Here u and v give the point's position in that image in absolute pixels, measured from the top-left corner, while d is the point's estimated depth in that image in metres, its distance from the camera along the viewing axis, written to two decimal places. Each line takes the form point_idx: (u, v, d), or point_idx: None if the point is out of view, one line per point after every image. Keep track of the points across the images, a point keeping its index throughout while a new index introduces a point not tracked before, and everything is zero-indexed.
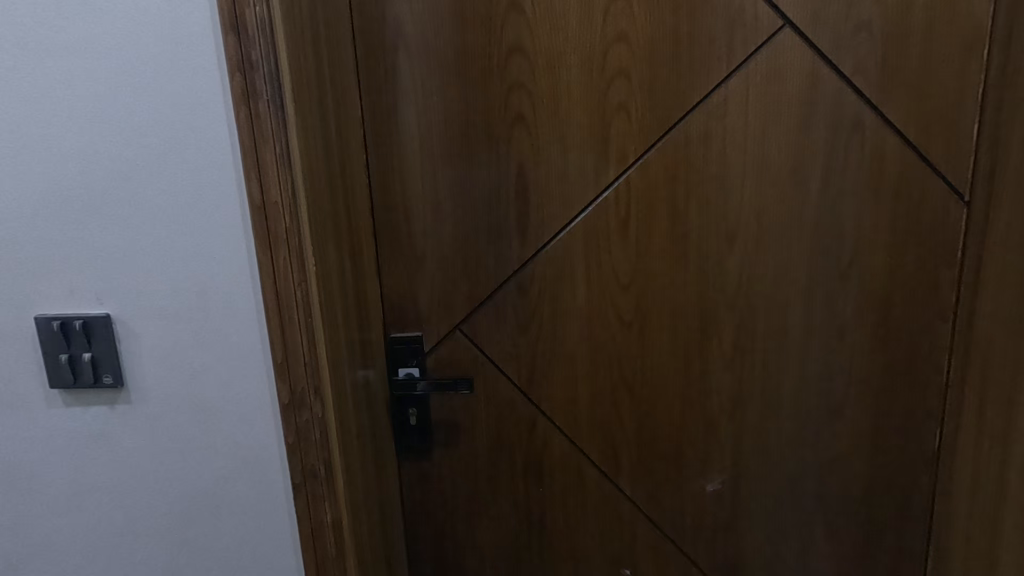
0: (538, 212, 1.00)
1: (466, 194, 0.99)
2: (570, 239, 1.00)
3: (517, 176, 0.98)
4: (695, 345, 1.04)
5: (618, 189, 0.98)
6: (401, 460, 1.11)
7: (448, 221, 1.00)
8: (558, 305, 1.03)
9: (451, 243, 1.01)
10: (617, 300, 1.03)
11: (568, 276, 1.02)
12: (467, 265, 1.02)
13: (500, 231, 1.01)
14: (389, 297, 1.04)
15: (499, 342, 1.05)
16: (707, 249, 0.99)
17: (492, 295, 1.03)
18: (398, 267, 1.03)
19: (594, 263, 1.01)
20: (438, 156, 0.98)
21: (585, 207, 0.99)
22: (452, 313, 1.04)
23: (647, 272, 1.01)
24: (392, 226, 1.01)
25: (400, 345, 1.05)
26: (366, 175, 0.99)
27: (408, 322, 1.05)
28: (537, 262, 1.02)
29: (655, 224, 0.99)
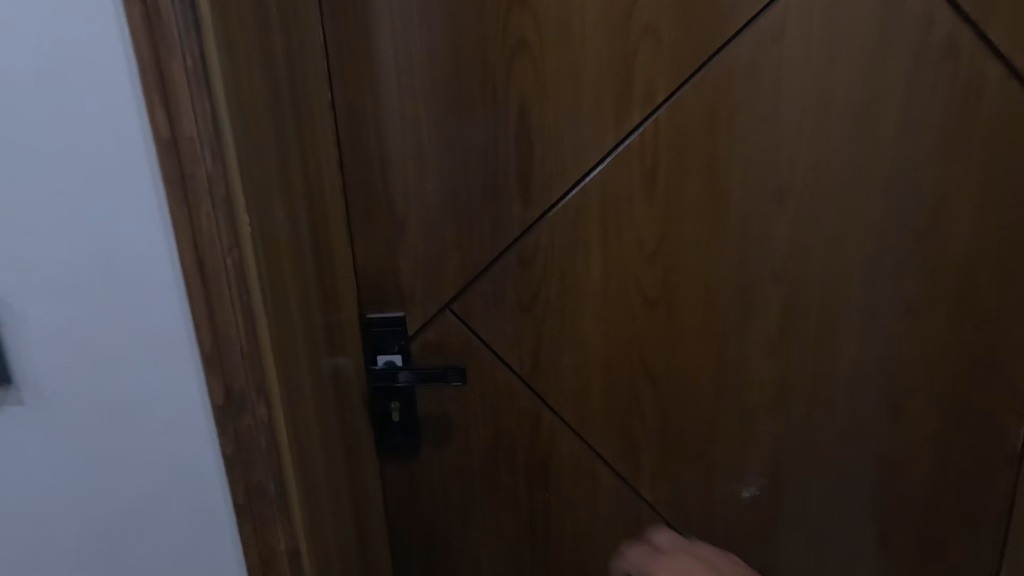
0: (545, 165, 0.81)
1: (457, 143, 0.80)
2: (583, 199, 0.82)
3: (519, 119, 0.79)
4: (732, 327, 0.86)
5: (643, 136, 0.79)
6: (384, 460, 0.95)
7: (434, 176, 0.82)
8: (568, 280, 0.86)
9: (438, 204, 0.83)
10: (639, 272, 0.85)
11: (579, 244, 0.84)
12: (458, 232, 0.84)
13: (498, 189, 0.82)
14: (364, 270, 0.86)
15: (496, 323, 0.88)
16: (751, 210, 0.81)
17: (489, 267, 0.85)
18: (373, 234, 0.84)
19: (613, 228, 0.83)
20: (420, 95, 0.79)
21: (603, 158, 0.80)
22: (441, 290, 0.86)
23: (677, 240, 0.83)
24: (365, 183, 0.82)
25: (378, 328, 0.88)
26: (331, 119, 0.80)
27: (388, 300, 0.87)
28: (543, 227, 0.83)
29: (687, 179, 0.81)
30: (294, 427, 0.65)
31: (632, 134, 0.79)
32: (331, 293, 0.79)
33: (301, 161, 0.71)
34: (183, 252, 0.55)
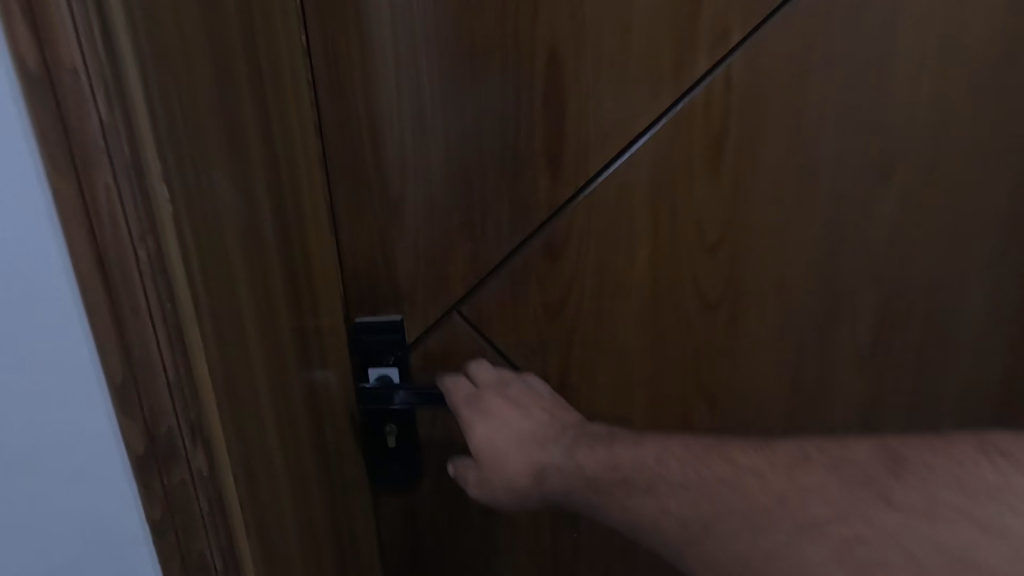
0: (579, 129, 0.63)
1: (468, 102, 0.63)
2: (628, 173, 0.64)
3: (547, 70, 0.61)
4: (811, 335, 0.69)
5: (709, 92, 0.61)
6: (377, 492, 0.79)
7: (436, 144, 0.64)
8: (606, 276, 0.68)
9: (444, 180, 0.65)
10: (698, 267, 0.67)
11: (621, 231, 0.66)
12: (469, 216, 0.66)
13: (520, 162, 0.64)
14: (349, 263, 0.68)
15: (516, 329, 0.71)
16: (843, 188, 0.64)
17: (507, 259, 0.68)
18: (360, 217, 0.67)
19: (665, 211, 0.65)
20: (419, 37, 0.61)
21: (655, 121, 0.62)
22: (445, 288, 0.69)
23: (748, 226, 0.65)
24: (350, 151, 0.64)
25: (369, 335, 0.70)
26: (304, 67, 0.62)
27: (379, 301, 0.70)
28: (576, 210, 0.66)
29: (764, 149, 0.63)
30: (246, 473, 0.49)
31: (694, 89, 0.61)
32: (304, 294, 0.62)
33: (260, 120, 0.53)
34: (73, 242, 0.37)
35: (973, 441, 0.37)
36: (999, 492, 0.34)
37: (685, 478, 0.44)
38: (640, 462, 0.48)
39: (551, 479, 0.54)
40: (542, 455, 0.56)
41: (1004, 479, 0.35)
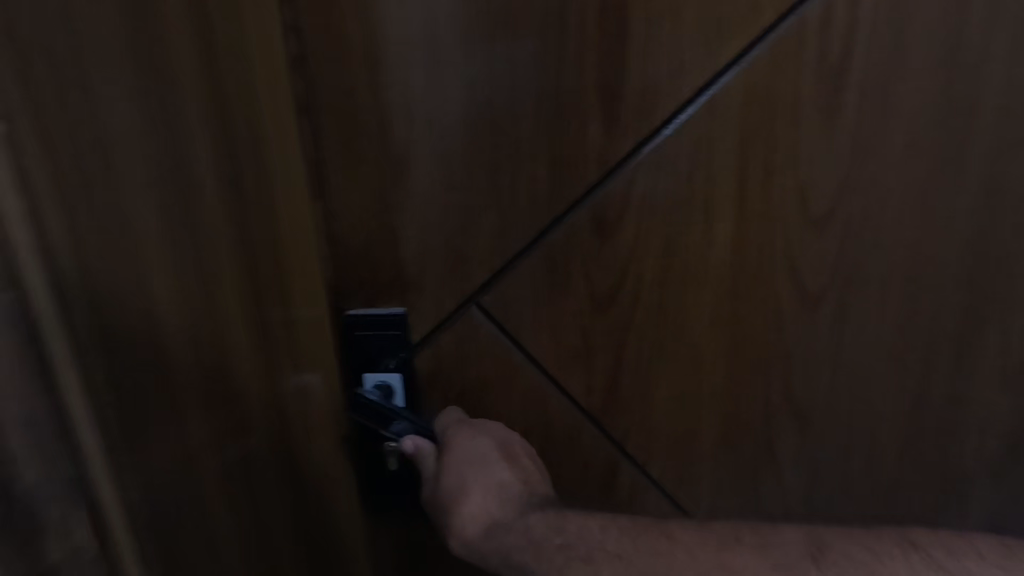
0: (646, 60, 0.47)
1: (496, 22, 0.47)
2: (709, 121, 0.48)
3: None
4: (943, 341, 0.53)
5: (829, 5, 0.44)
6: (374, 529, 0.61)
7: (454, 79, 0.48)
8: (670, 257, 0.52)
9: (461, 130, 0.50)
10: (795, 247, 0.51)
11: (696, 198, 0.50)
12: (494, 179, 0.51)
13: (563, 105, 0.49)
14: (339, 237, 0.53)
15: (551, 327, 0.55)
16: (1011, 140, 0.46)
17: (543, 234, 0.52)
18: (353, 177, 0.51)
19: (756, 171, 0.49)
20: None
21: (749, 46, 0.46)
22: (461, 273, 0.54)
23: (872, 192, 0.49)
24: (340, 86, 0.48)
25: (365, 328, 0.54)
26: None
27: (378, 287, 0.54)
28: (637, 169, 0.50)
29: (905, 85, 0.46)
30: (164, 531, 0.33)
31: (808, 0, 0.44)
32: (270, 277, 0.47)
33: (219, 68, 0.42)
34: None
35: (898, 540, 0.41)
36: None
37: (621, 549, 0.44)
38: (585, 531, 0.46)
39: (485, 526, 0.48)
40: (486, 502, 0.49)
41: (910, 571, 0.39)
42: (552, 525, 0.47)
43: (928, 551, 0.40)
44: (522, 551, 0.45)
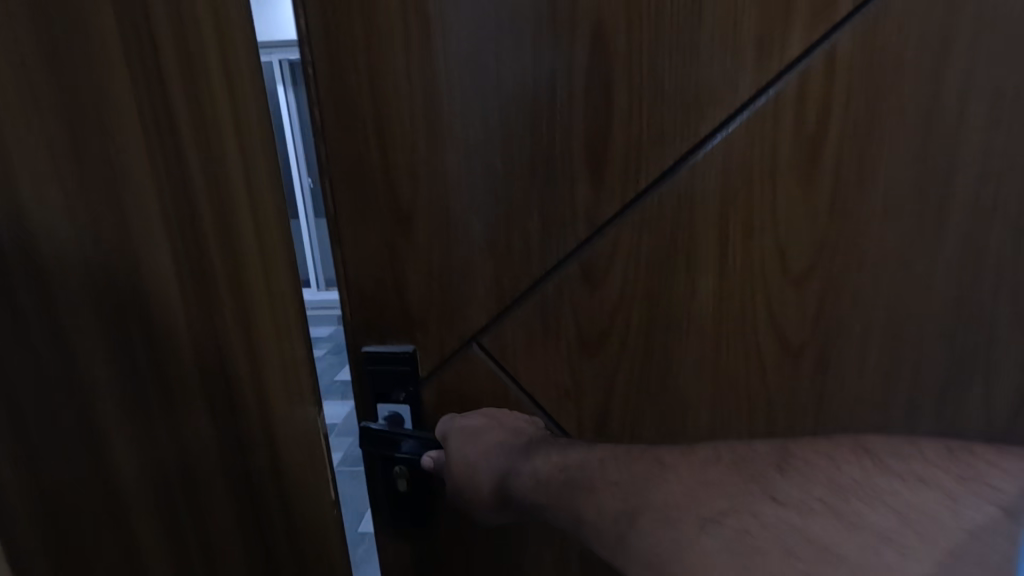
0: (629, 129, 0.50)
1: (492, 98, 0.51)
2: (689, 185, 0.51)
3: (593, 54, 0.49)
4: (926, 395, 0.53)
5: (804, 77, 0.47)
6: (383, 543, 0.68)
7: (454, 148, 0.53)
8: (654, 309, 0.56)
9: (461, 191, 0.54)
10: (776, 302, 0.53)
11: (678, 254, 0.53)
12: (491, 235, 0.56)
13: (553, 170, 0.53)
14: (354, 285, 0.59)
15: (545, 366, 0.59)
16: (993, 206, 0.47)
17: (535, 285, 0.57)
18: (367, 233, 0.57)
19: (735, 232, 0.52)
20: (437, 17, 0.50)
21: (728, 117, 0.49)
22: (462, 318, 0.59)
23: (852, 253, 0.50)
24: (354, 156, 0.54)
25: (376, 366, 0.61)
26: (303, 55, 0.52)
27: (389, 329, 0.60)
28: (621, 228, 0.53)
29: (883, 154, 0.47)
30: (146, 488, 0.51)
31: (784, 75, 0.47)
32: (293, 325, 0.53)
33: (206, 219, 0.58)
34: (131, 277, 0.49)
35: (855, 445, 0.37)
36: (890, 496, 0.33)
37: (618, 476, 0.43)
38: (585, 462, 0.48)
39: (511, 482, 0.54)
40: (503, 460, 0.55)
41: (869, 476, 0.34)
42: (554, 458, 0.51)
43: (934, 475, 0.33)
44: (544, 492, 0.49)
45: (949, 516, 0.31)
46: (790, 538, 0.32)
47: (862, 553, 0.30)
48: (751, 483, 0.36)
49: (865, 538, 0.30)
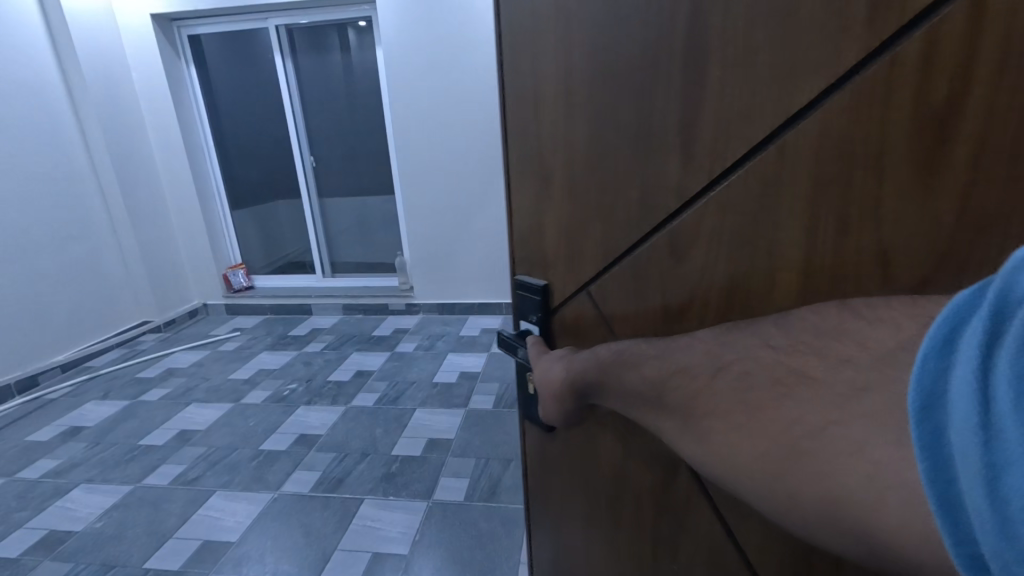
0: (717, 115, 0.59)
1: (607, 83, 0.67)
2: (776, 167, 0.57)
3: (687, 47, 0.58)
4: None
5: (927, 38, 0.45)
6: (525, 424, 1.04)
7: (582, 127, 0.72)
8: (734, 283, 0.64)
9: (583, 162, 0.74)
10: (869, 287, 0.54)
11: (762, 237, 0.60)
12: (602, 201, 0.74)
13: (651, 146, 0.65)
14: (519, 225, 0.91)
15: (631, 317, 0.77)
16: None
17: (631, 249, 0.74)
18: (526, 193, 0.86)
19: (827, 221, 0.55)
20: (572, 26, 0.68)
21: (817, 100, 0.52)
22: (580, 266, 0.82)
23: (974, 253, 0.48)
24: (523, 136, 0.82)
25: (521, 292, 0.94)
26: (497, 63, 0.82)
27: (532, 268, 0.91)
28: (705, 207, 0.64)
29: None
30: None
31: (900, 43, 0.46)
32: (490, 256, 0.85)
33: None
34: None
35: (834, 304, 0.56)
36: (837, 329, 0.53)
37: (694, 360, 0.62)
38: (631, 350, 0.71)
39: (579, 370, 0.77)
40: (578, 367, 0.77)
41: (838, 321, 0.54)
42: (612, 346, 0.75)
43: (854, 306, 0.55)
44: (615, 363, 0.71)
45: (888, 331, 0.49)
46: (777, 370, 0.54)
47: (834, 367, 0.50)
48: (756, 338, 0.59)
49: (835, 362, 0.50)
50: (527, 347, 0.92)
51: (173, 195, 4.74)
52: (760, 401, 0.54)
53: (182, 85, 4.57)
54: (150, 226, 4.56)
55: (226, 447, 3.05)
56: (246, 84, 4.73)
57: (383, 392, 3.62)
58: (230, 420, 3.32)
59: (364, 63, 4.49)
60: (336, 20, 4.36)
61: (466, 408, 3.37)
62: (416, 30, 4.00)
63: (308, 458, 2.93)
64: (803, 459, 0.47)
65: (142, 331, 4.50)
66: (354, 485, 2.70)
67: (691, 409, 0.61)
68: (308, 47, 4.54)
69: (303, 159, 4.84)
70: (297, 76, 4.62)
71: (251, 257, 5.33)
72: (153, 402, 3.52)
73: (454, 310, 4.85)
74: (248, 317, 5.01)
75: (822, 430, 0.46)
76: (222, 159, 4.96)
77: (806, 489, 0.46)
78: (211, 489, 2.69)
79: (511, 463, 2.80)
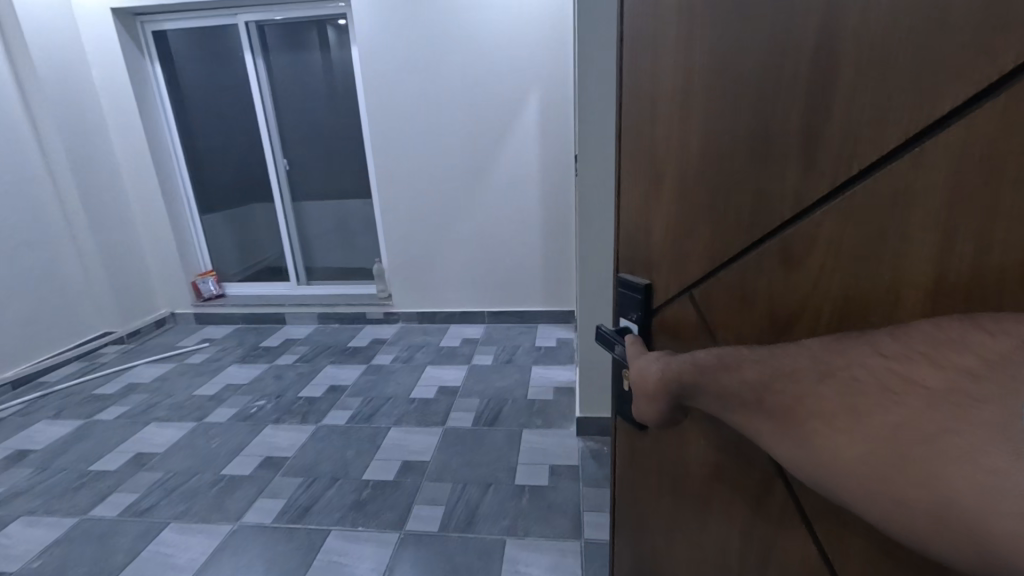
0: (847, 112, 0.50)
1: (725, 76, 0.63)
2: (911, 165, 0.45)
3: (817, 36, 0.51)
4: None
5: None
6: (619, 417, 1.10)
7: (697, 125, 0.69)
8: (847, 299, 0.52)
9: (697, 162, 0.70)
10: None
11: (882, 248, 0.49)
12: (714, 204, 0.69)
13: (772, 145, 0.58)
14: (626, 224, 0.90)
15: (734, 328, 0.70)
16: None
17: (743, 255, 0.67)
18: (634, 192, 0.85)
19: (964, 234, 0.42)
20: (696, 25, 0.65)
21: (986, 82, 0.39)
22: (685, 271, 0.78)
23: None
24: (637, 132, 0.82)
25: (623, 289, 0.93)
26: (621, 60, 0.83)
27: (636, 266, 0.90)
28: (827, 213, 0.54)
29: None
30: None
31: None
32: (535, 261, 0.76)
33: None
34: None
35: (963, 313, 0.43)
36: (961, 335, 0.41)
37: (796, 362, 0.53)
38: (735, 354, 0.62)
39: (672, 367, 0.72)
40: (673, 367, 0.72)
41: (958, 331, 0.41)
42: (710, 351, 0.67)
43: (984, 322, 0.40)
44: (711, 362, 0.64)
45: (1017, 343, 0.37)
46: (886, 379, 0.44)
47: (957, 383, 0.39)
48: (864, 344, 0.47)
49: (955, 375, 0.39)
50: (624, 346, 0.90)
51: (137, 198, 4.48)
52: (867, 408, 0.44)
53: (146, 83, 4.33)
54: (113, 231, 4.31)
55: (186, 470, 2.79)
56: (215, 81, 4.47)
57: (357, 409, 3.39)
58: (192, 440, 3.07)
59: (343, 63, 4.29)
60: (314, 17, 4.17)
61: (444, 427, 3.15)
62: (394, 28, 3.85)
63: (276, 482, 2.69)
64: (909, 468, 0.39)
65: (105, 342, 4.26)
66: (321, 514, 2.45)
67: (789, 417, 0.51)
68: (283, 44, 4.33)
69: (277, 162, 4.61)
70: (271, 76, 4.41)
71: (222, 263, 5.06)
72: (111, 422, 3.27)
73: (434, 319, 4.68)
74: (219, 327, 4.78)
75: (938, 437, 0.38)
76: (191, 162, 4.70)
77: (911, 491, 0.39)
78: (164, 521, 2.42)
79: (490, 488, 2.59)
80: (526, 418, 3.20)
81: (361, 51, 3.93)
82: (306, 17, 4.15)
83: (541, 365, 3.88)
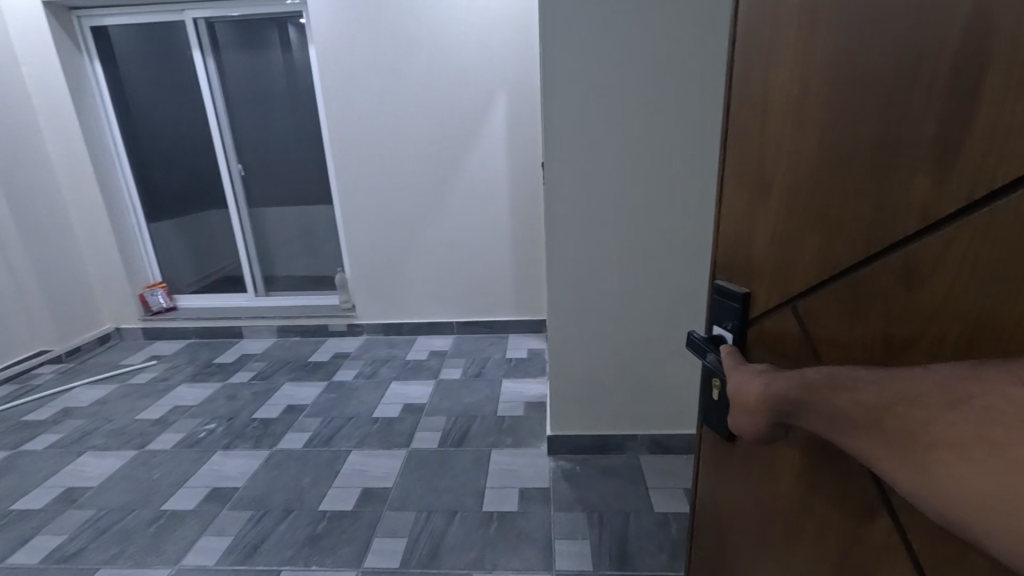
0: (1000, 116, 0.43)
1: (850, 73, 0.56)
2: None
3: (967, 32, 0.45)
4: None
5: None
6: (703, 427, 1.00)
7: (812, 128, 0.63)
8: (980, 323, 0.46)
9: (806, 166, 0.65)
10: None
11: None
12: (825, 214, 0.63)
13: (899, 152, 0.52)
14: (725, 228, 0.85)
15: (841, 347, 0.62)
16: None
17: (855, 268, 0.60)
18: (738, 196, 0.80)
19: None
20: (819, 20, 0.60)
21: None
22: (790, 282, 0.71)
23: None
24: (744, 132, 0.76)
25: (720, 296, 0.86)
26: (731, 56, 0.77)
27: (734, 273, 0.84)
28: (960, 228, 0.48)
29: None
30: None
31: None
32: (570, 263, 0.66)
33: None
34: None
35: None
36: None
37: (919, 388, 0.46)
38: (849, 371, 0.55)
39: (773, 384, 0.65)
40: (777, 383, 0.64)
41: None
42: (818, 368, 0.59)
43: None
44: (821, 374, 0.58)
45: None
46: None
47: None
48: (1013, 379, 0.40)
49: None
50: (718, 355, 0.82)
51: (73, 205, 4.05)
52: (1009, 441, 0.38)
53: (85, 82, 3.92)
54: (48, 240, 3.90)
55: (120, 508, 2.44)
56: (161, 81, 4.10)
57: (315, 431, 3.08)
58: (130, 471, 2.72)
59: (303, 64, 3.98)
60: (273, 15, 3.87)
61: (408, 449, 2.89)
62: (361, 26, 3.58)
63: (221, 517, 2.38)
64: None
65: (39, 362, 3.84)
66: (272, 553, 2.17)
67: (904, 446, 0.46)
68: (238, 42, 4.00)
69: (230, 167, 4.24)
70: (221, 76, 4.07)
71: (168, 273, 4.61)
72: (39, 452, 2.90)
73: (401, 330, 4.39)
74: (168, 343, 4.38)
75: None
76: (137, 167, 4.28)
77: None
78: (91, 567, 2.10)
79: (456, 517, 2.33)
80: (495, 436, 2.96)
81: (321, 51, 3.64)
82: (264, 14, 3.84)
83: (512, 379, 3.64)
